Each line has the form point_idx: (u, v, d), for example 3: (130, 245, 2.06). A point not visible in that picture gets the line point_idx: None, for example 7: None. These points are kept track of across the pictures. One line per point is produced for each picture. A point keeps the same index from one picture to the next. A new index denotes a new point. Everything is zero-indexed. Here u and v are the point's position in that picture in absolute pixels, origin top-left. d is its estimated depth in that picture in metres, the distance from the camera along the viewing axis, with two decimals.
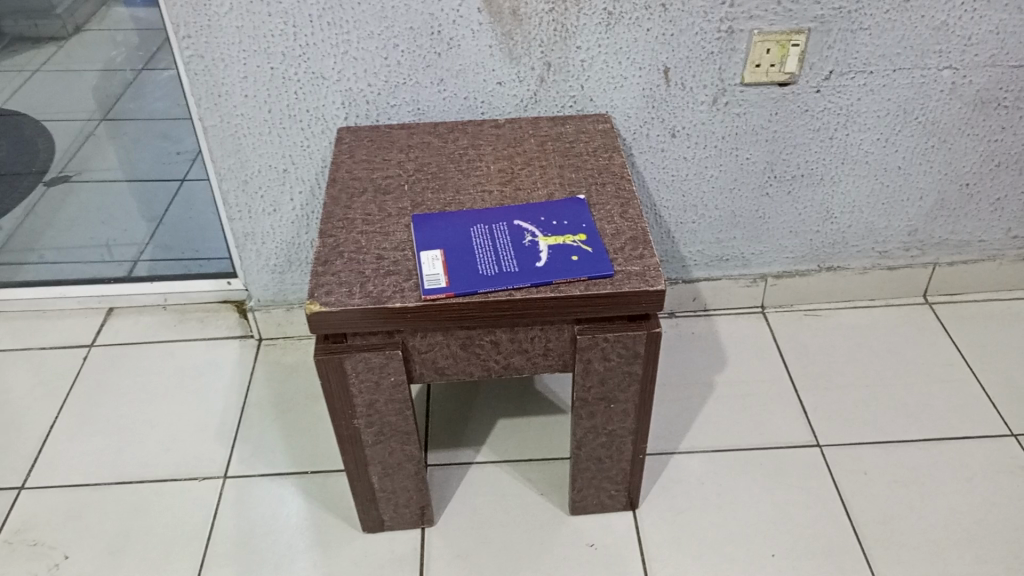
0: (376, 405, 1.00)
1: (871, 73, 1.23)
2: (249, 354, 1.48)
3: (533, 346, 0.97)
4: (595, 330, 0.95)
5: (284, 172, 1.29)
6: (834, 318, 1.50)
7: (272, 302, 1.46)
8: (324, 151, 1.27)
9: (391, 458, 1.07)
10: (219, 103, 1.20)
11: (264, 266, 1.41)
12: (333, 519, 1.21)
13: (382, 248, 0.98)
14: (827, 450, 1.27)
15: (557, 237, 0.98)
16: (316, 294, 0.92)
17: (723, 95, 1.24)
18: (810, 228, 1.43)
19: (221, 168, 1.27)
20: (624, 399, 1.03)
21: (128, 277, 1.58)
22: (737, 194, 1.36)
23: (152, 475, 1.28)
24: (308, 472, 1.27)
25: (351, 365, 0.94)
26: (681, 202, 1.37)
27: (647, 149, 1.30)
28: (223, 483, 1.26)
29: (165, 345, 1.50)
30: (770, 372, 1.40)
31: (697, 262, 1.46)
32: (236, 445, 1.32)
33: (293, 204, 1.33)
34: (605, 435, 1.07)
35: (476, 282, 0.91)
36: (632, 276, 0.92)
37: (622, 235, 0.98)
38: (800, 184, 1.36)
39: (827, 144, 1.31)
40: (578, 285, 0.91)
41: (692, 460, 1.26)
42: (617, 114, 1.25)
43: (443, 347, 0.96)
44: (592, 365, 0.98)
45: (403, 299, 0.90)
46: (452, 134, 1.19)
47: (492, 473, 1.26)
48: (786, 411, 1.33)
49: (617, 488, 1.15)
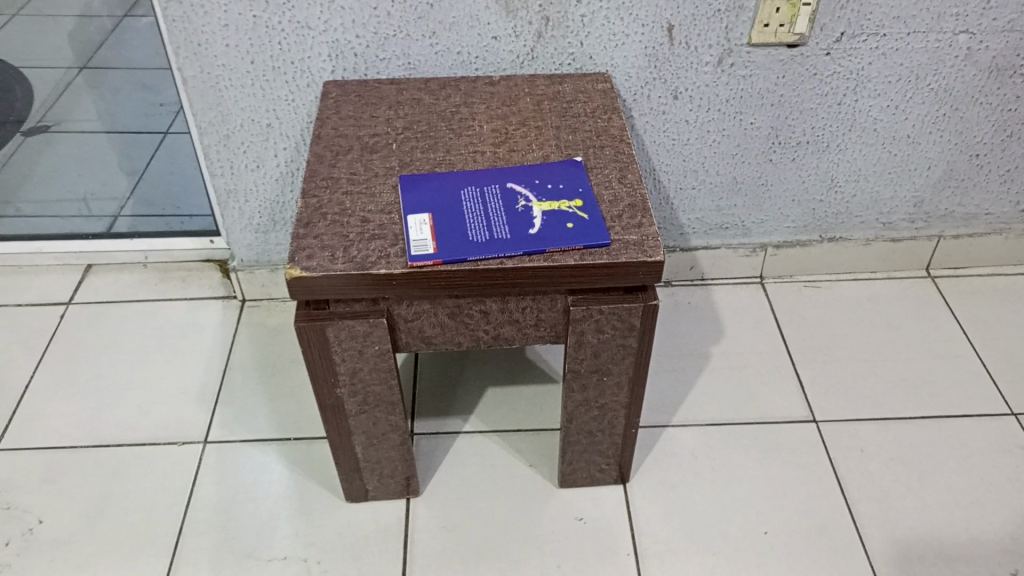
0: (360, 374, 0.96)
1: (885, 36, 1.18)
2: (232, 316, 1.43)
3: (524, 316, 0.93)
4: (589, 301, 0.91)
5: (268, 127, 1.23)
6: (835, 290, 1.46)
7: (256, 262, 1.42)
8: (311, 106, 1.21)
9: (376, 428, 1.03)
10: (199, 53, 1.14)
11: (248, 225, 1.36)
12: (316, 487, 1.18)
13: (368, 210, 0.94)
14: (824, 426, 1.24)
15: (552, 202, 0.93)
16: (296, 258, 0.87)
17: (729, 55, 1.19)
18: (814, 197, 1.38)
19: (202, 121, 1.22)
20: (617, 371, 0.99)
21: (108, 233, 1.52)
22: (739, 160, 1.32)
23: (129, 439, 1.24)
24: (290, 438, 1.24)
25: (334, 332, 0.90)
26: (681, 166, 1.32)
27: (647, 111, 1.24)
28: (204, 448, 1.22)
29: (146, 305, 1.45)
30: (767, 343, 1.37)
31: (695, 229, 1.41)
32: (217, 409, 1.28)
33: (277, 161, 1.28)
34: (596, 408, 1.04)
35: (465, 249, 0.87)
36: (630, 245, 0.89)
37: (621, 202, 0.94)
38: (805, 150, 1.31)
39: (834, 110, 1.26)
40: (573, 254, 0.88)
41: (686, 433, 1.23)
42: (617, 73, 1.20)
43: (430, 315, 0.92)
44: (586, 338, 0.94)
45: (389, 265, 0.86)
46: (443, 91, 1.14)
47: (481, 443, 1.22)
48: (782, 385, 1.30)
49: (607, 462, 1.12)
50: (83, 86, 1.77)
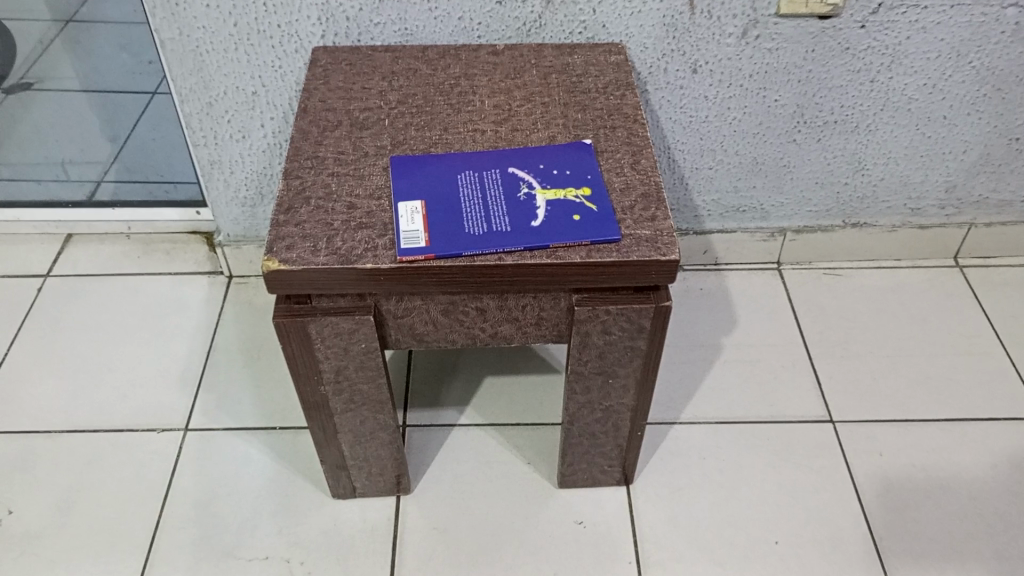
0: (345, 372, 0.89)
1: (926, 8, 1.08)
2: (218, 292, 1.36)
3: (524, 314, 0.86)
4: (595, 301, 0.83)
5: (254, 95, 1.14)
6: (856, 278, 1.38)
7: (242, 238, 1.33)
8: (299, 73, 1.12)
9: (363, 427, 0.96)
10: (177, 13, 1.04)
11: (234, 198, 1.27)
12: (301, 481, 1.11)
13: (355, 195, 0.85)
14: (840, 426, 1.17)
15: (557, 190, 0.85)
16: (274, 248, 0.80)
17: (755, 27, 1.09)
18: (839, 180, 1.29)
19: (182, 88, 1.13)
20: (623, 374, 0.92)
21: (88, 202, 1.44)
22: (760, 140, 1.22)
23: (106, 424, 1.17)
24: (276, 427, 1.18)
25: (316, 330, 0.83)
26: (698, 145, 1.23)
27: (664, 85, 1.15)
28: (184, 437, 1.16)
29: (127, 280, 1.38)
30: (782, 335, 1.29)
31: (710, 212, 1.32)
32: (199, 394, 1.21)
33: (264, 131, 1.19)
34: (600, 410, 0.96)
35: (460, 243, 0.79)
36: (643, 241, 0.80)
37: (633, 191, 0.86)
38: (832, 130, 1.22)
39: (866, 88, 1.16)
40: (579, 250, 0.80)
41: (694, 431, 1.17)
42: (632, 43, 1.10)
43: (422, 312, 0.85)
44: (590, 338, 0.87)
45: (376, 259, 0.79)
46: (442, 61, 1.04)
47: (476, 437, 1.16)
48: (798, 380, 1.23)
49: (610, 464, 1.06)
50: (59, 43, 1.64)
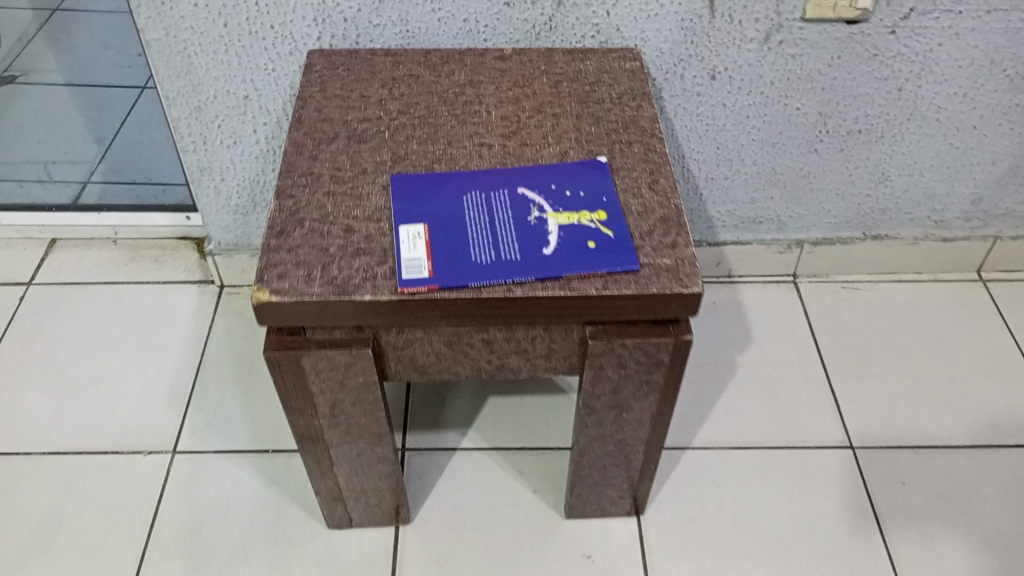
0: (342, 405, 0.83)
1: (960, 13, 1.01)
2: (208, 302, 1.30)
3: (534, 346, 0.80)
4: (610, 334, 0.77)
5: (245, 99, 1.08)
6: (875, 293, 1.32)
7: (234, 246, 1.27)
8: (293, 77, 1.06)
9: (361, 459, 0.91)
10: (163, 12, 0.98)
11: (224, 206, 1.21)
12: (295, 509, 1.06)
13: (352, 217, 0.79)
14: (860, 453, 1.12)
15: (571, 213, 0.79)
16: (264, 277, 0.73)
17: (778, 31, 1.02)
18: (860, 191, 1.22)
19: (170, 91, 1.06)
20: (638, 407, 0.86)
21: (73, 205, 1.38)
22: (780, 149, 1.16)
23: (89, 447, 1.11)
24: (268, 450, 1.12)
25: (310, 363, 0.77)
26: (714, 154, 1.16)
27: (679, 92, 1.08)
28: (172, 459, 1.10)
29: (113, 288, 1.31)
30: (798, 354, 1.24)
31: (725, 223, 1.26)
32: (187, 413, 1.15)
33: (256, 137, 1.12)
34: (612, 442, 0.91)
35: (466, 273, 0.73)
36: (663, 271, 0.74)
37: (652, 213, 0.80)
38: (856, 140, 1.15)
39: (893, 96, 1.10)
40: (594, 281, 0.74)
41: (707, 457, 1.12)
42: (647, 48, 1.03)
43: (423, 344, 0.79)
44: (604, 373, 0.81)
45: (375, 290, 0.72)
46: (446, 66, 0.98)
47: (479, 462, 1.10)
48: (815, 403, 1.18)
49: (620, 495, 1.00)
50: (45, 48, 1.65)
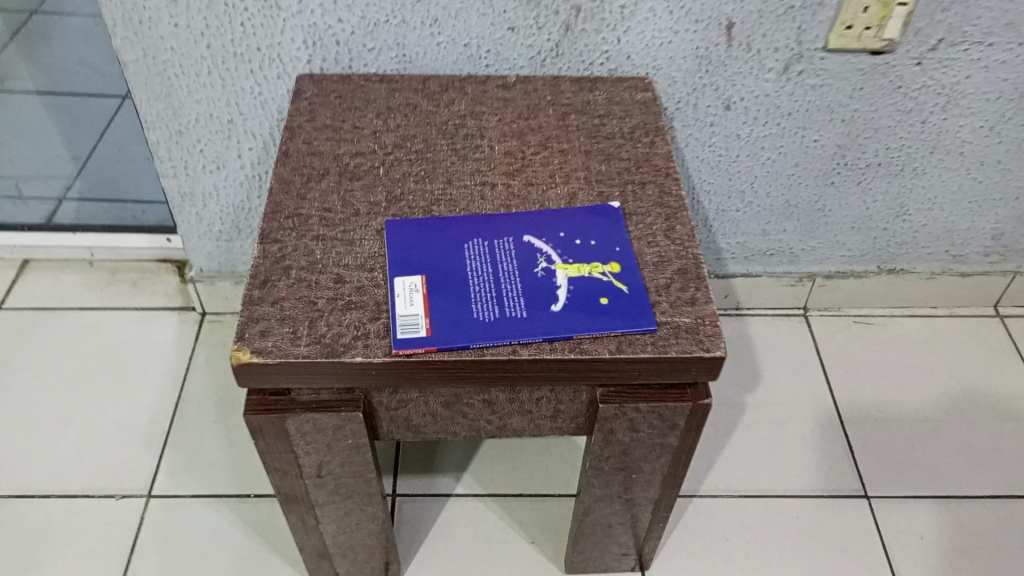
0: (329, 466, 0.76)
1: (991, 45, 0.95)
2: (189, 332, 1.23)
3: (538, 407, 0.74)
4: (623, 397, 0.71)
5: (230, 123, 1.01)
6: (888, 328, 1.27)
7: (217, 273, 1.20)
8: (281, 101, 0.99)
9: (350, 517, 0.85)
10: (141, 32, 0.91)
11: (207, 232, 1.14)
12: (278, 561, 1.00)
13: (343, 265, 0.73)
14: (875, 503, 1.07)
15: (581, 265, 0.72)
16: (245, 334, 0.67)
17: (798, 61, 0.96)
18: (877, 225, 1.17)
19: (149, 113, 0.99)
20: (649, 468, 0.80)
21: (47, 224, 1.31)
22: (795, 182, 1.10)
23: (59, 490, 1.05)
24: (250, 495, 1.06)
25: (295, 426, 0.71)
26: (726, 185, 1.10)
27: (692, 122, 1.02)
28: (147, 505, 1.04)
29: (88, 314, 1.24)
30: (809, 394, 1.18)
31: (734, 255, 1.21)
32: (165, 454, 1.09)
33: (242, 162, 1.06)
34: (619, 502, 0.85)
35: (467, 332, 0.67)
36: (682, 331, 0.68)
37: (669, 264, 0.73)
38: (874, 174, 1.10)
39: (916, 129, 1.04)
40: (607, 342, 0.67)
41: (715, 506, 1.06)
42: (659, 76, 0.97)
43: (419, 404, 0.72)
44: (614, 436, 0.75)
45: (367, 350, 0.66)
46: (445, 95, 0.91)
47: (474, 510, 1.04)
48: (827, 448, 1.12)
49: (625, 551, 0.95)
50: (20, 57, 1.58)
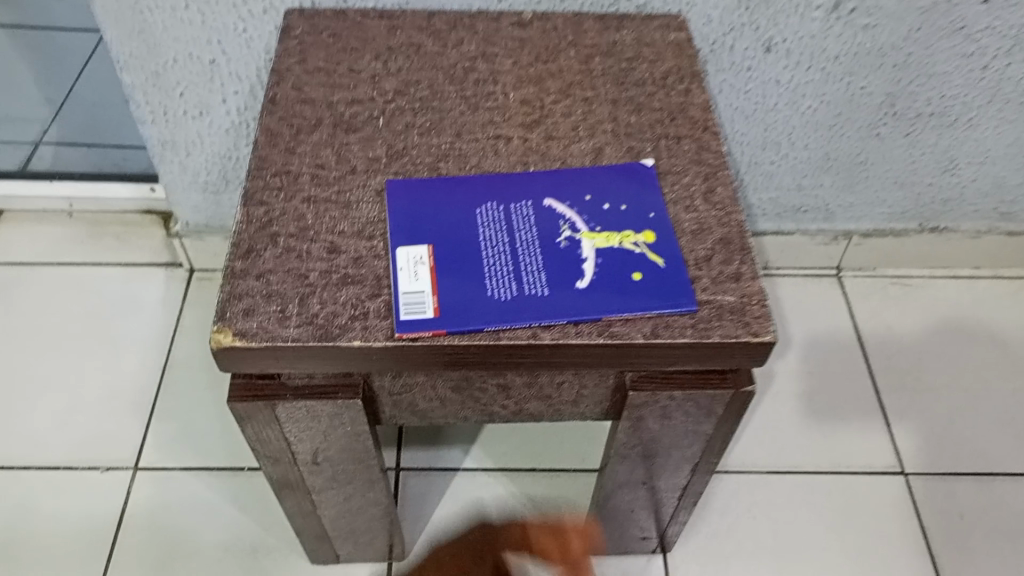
0: (325, 452, 0.69)
1: None
2: (177, 289, 1.15)
3: (559, 392, 0.66)
4: (656, 384, 0.63)
5: (212, 64, 0.91)
6: (926, 291, 1.18)
7: (205, 228, 1.11)
8: (269, 39, 0.89)
9: (349, 502, 0.78)
10: None
11: (193, 183, 1.05)
12: (274, 539, 0.93)
13: (339, 231, 0.64)
14: (912, 480, 1.00)
15: (610, 234, 0.64)
16: (226, 313, 0.58)
17: None
18: (922, 179, 1.07)
19: (122, 52, 0.89)
20: (678, 455, 0.73)
21: (22, 172, 1.21)
22: (837, 133, 1.00)
23: (38, 461, 0.98)
24: (243, 468, 0.99)
25: (287, 413, 0.63)
26: (760, 136, 1.01)
27: (727, 66, 0.92)
28: (134, 478, 0.97)
29: (68, 270, 1.16)
30: (841, 362, 1.10)
31: (765, 211, 1.11)
32: (152, 422, 1.02)
33: (227, 107, 0.96)
34: (643, 487, 0.78)
35: (480, 313, 0.58)
36: (726, 312, 0.59)
37: (709, 233, 0.64)
38: (924, 124, 0.99)
39: (975, 75, 0.94)
40: (641, 324, 0.59)
41: (740, 483, 0.99)
42: (693, 14, 0.86)
43: (425, 389, 0.64)
44: (643, 423, 0.67)
45: (366, 332, 0.58)
46: (453, 34, 0.81)
47: (483, 486, 0.98)
48: (861, 420, 1.05)
49: (646, 534, 0.88)
50: None
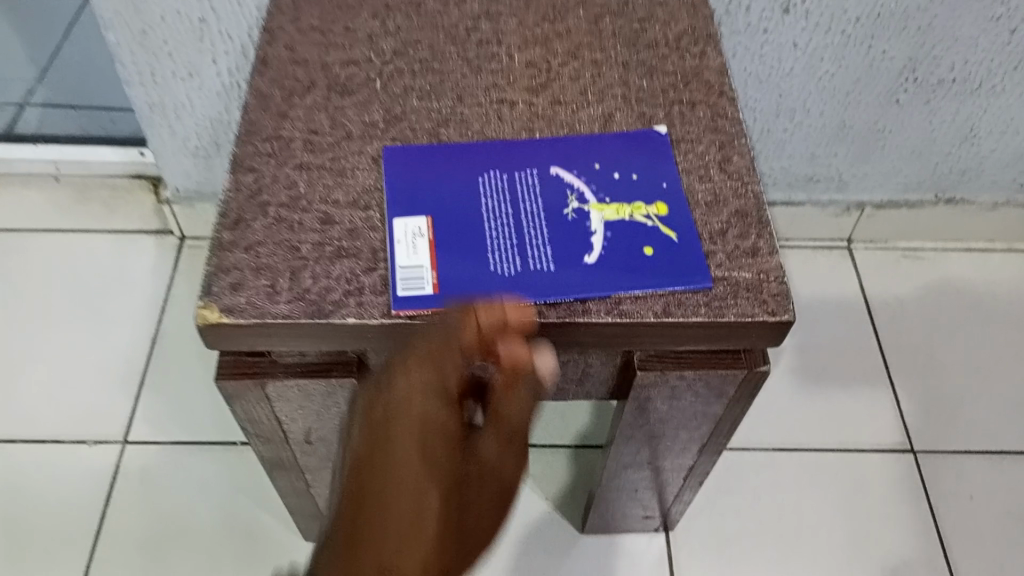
0: (319, 432, 0.66)
1: None
2: (168, 258, 1.11)
3: (564, 372, 0.63)
4: (665, 364, 0.60)
5: (201, 23, 0.86)
6: (940, 265, 1.15)
7: (196, 194, 1.07)
8: None
9: None
10: None
11: (183, 147, 1.01)
12: (268, 516, 0.91)
13: (333, 201, 0.60)
14: (923, 459, 0.97)
15: (620, 206, 0.60)
16: (213, 288, 0.55)
17: None
18: (941, 149, 1.03)
19: (106, 9, 0.84)
20: (686, 437, 0.70)
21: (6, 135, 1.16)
22: (853, 100, 0.96)
23: (26, 434, 0.95)
24: (236, 443, 0.96)
25: (278, 392, 0.60)
26: (774, 103, 0.97)
27: (742, 29, 0.88)
28: (124, 452, 0.94)
29: (56, 238, 1.12)
30: (852, 338, 1.07)
31: (776, 181, 1.08)
32: (143, 395, 0.99)
33: (217, 69, 0.91)
34: (648, 469, 0.75)
35: (482, 290, 0.55)
36: (742, 289, 0.56)
37: (725, 205, 0.61)
38: (946, 91, 0.95)
39: (1001, 40, 0.89)
40: (652, 303, 0.55)
41: (746, 461, 0.97)
42: None
43: None
44: (651, 404, 0.64)
45: (361, 309, 0.54)
46: None
47: None
48: (871, 398, 1.02)
49: (649, 514, 0.86)
50: None
